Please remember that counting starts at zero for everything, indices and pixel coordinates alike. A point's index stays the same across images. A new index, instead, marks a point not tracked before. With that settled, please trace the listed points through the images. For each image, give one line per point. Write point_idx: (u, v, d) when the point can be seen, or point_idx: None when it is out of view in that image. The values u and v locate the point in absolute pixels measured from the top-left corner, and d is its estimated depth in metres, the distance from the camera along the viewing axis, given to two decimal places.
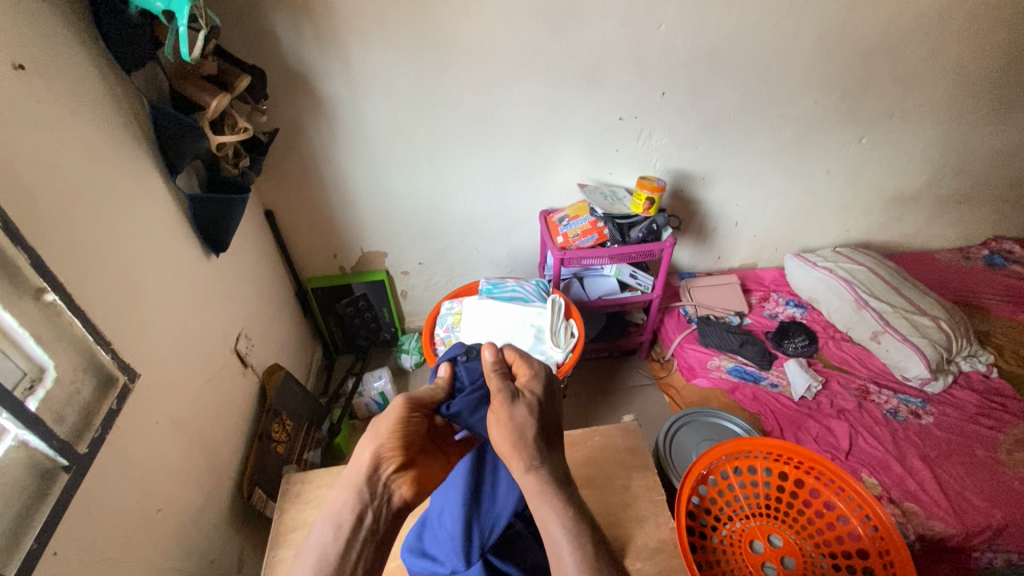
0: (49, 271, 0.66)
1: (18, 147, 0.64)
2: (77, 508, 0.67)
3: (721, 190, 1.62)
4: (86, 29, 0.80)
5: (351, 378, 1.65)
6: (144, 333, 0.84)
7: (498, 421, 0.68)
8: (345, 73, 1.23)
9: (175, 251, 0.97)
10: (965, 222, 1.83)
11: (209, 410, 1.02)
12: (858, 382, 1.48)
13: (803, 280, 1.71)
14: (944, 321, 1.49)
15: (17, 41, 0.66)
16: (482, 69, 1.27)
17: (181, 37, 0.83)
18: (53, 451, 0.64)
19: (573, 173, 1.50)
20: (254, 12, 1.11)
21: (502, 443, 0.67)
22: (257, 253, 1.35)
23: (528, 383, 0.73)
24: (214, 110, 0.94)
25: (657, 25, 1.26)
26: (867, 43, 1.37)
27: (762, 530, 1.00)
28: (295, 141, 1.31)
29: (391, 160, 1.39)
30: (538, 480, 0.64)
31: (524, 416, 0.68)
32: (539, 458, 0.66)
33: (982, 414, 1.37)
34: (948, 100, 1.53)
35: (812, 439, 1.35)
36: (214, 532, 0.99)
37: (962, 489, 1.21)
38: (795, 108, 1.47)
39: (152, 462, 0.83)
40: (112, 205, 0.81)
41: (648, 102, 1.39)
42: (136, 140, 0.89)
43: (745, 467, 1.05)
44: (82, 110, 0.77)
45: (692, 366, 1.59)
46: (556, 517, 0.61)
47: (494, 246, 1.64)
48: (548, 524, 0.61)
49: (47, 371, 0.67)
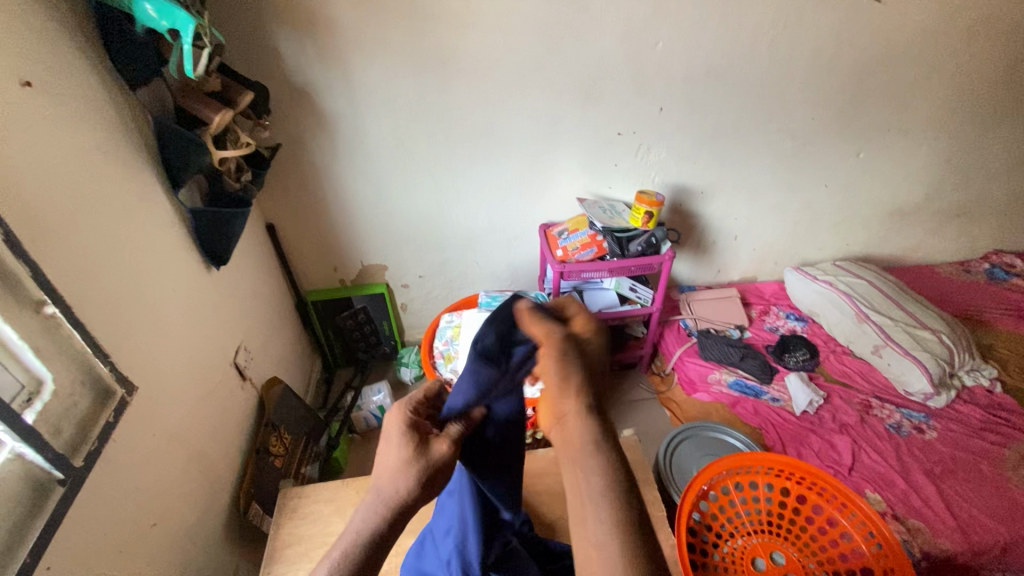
0: (50, 284, 0.66)
1: (24, 163, 0.65)
2: (72, 522, 0.67)
3: (719, 204, 1.63)
4: (94, 47, 0.82)
5: (350, 392, 1.64)
6: (143, 346, 0.85)
7: (550, 366, 0.59)
8: (347, 88, 1.24)
9: (176, 264, 0.98)
10: (965, 236, 1.83)
11: (207, 423, 1.02)
12: (860, 396, 1.47)
13: (803, 294, 1.71)
14: (945, 335, 1.48)
15: (25, 58, 0.68)
16: (483, 85, 1.29)
17: (185, 55, 0.85)
18: (48, 464, 0.64)
19: (573, 187, 1.51)
20: (258, 31, 1.13)
21: (555, 391, 0.58)
22: (258, 266, 1.36)
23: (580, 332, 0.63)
24: (216, 126, 0.96)
25: (654, 43, 1.28)
26: (862, 59, 1.39)
27: (764, 547, 0.99)
28: (297, 155, 1.32)
29: (392, 174, 1.41)
30: (581, 438, 0.55)
31: (567, 371, 0.58)
32: (592, 417, 0.56)
33: (986, 429, 1.36)
34: (944, 115, 1.54)
35: (814, 455, 1.34)
36: (210, 548, 0.98)
37: (967, 506, 1.19)
38: (792, 123, 1.48)
39: (148, 475, 0.83)
40: (114, 219, 0.82)
41: (646, 118, 1.41)
42: (139, 155, 0.90)
43: (746, 483, 1.04)
44: (88, 127, 0.79)
45: (693, 380, 1.58)
46: (596, 485, 0.52)
47: (493, 260, 1.65)
48: (589, 490, 0.52)
49: (45, 384, 0.67)
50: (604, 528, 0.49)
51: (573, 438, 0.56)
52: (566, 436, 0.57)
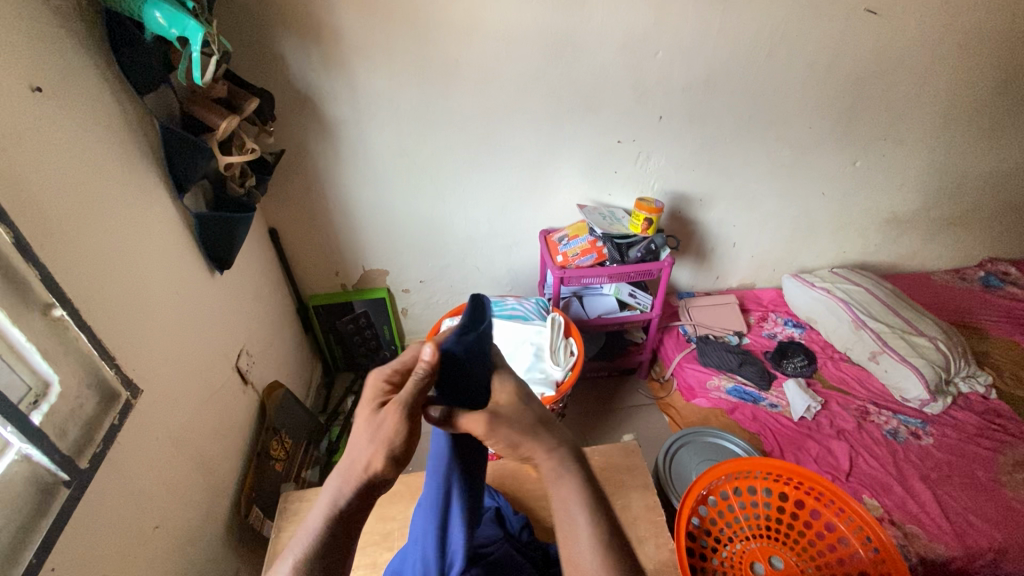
0: (58, 286, 0.67)
1: (34, 167, 0.66)
2: (76, 524, 0.67)
3: (718, 211, 1.64)
4: (102, 54, 0.83)
5: (351, 397, 1.65)
6: (147, 349, 0.85)
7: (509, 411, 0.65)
8: (350, 96, 1.26)
9: (180, 267, 0.99)
10: (961, 244, 1.85)
11: (209, 427, 1.02)
12: (857, 403, 1.48)
13: (801, 300, 1.72)
14: (941, 342, 1.50)
15: (36, 66, 0.69)
16: (485, 93, 1.31)
17: (193, 63, 0.86)
18: (54, 466, 0.64)
19: (574, 194, 1.53)
20: (264, 39, 1.14)
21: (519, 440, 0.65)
22: (261, 271, 1.37)
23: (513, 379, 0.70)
24: (223, 131, 0.97)
25: (654, 52, 1.30)
26: (858, 69, 1.41)
27: (763, 551, 1.00)
28: (300, 161, 1.33)
29: (394, 180, 1.42)
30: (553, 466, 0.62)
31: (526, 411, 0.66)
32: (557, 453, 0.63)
33: (982, 435, 1.37)
34: (939, 124, 1.56)
35: (812, 460, 1.35)
36: (210, 551, 0.98)
37: (963, 511, 1.20)
38: (789, 132, 1.50)
39: (151, 478, 0.83)
40: (121, 222, 0.83)
41: (646, 126, 1.42)
42: (146, 160, 0.91)
43: (745, 488, 1.05)
44: (96, 132, 0.80)
45: (692, 386, 1.60)
46: (572, 495, 0.60)
47: (494, 265, 1.66)
48: (568, 507, 0.59)
49: (52, 386, 0.68)
50: (587, 534, 0.57)
51: (549, 479, 0.62)
52: (538, 471, 0.63)
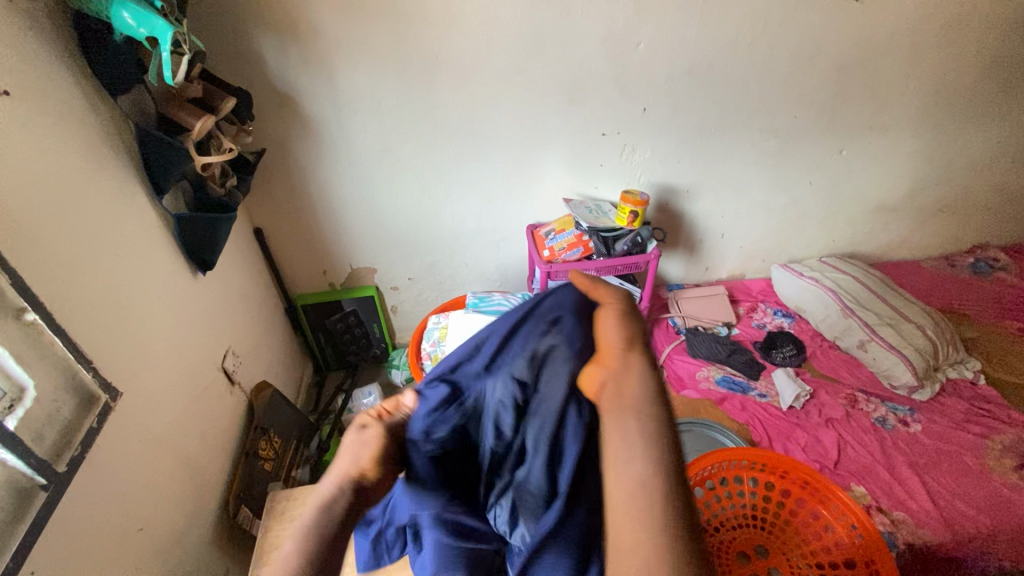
0: (30, 290, 0.67)
1: (6, 172, 0.66)
2: (55, 527, 0.67)
3: (705, 202, 1.64)
4: (72, 55, 0.82)
5: (341, 395, 1.64)
6: (130, 352, 0.86)
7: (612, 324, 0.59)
8: (330, 92, 1.25)
9: (161, 268, 0.99)
10: (949, 231, 1.85)
11: (194, 427, 1.03)
12: (846, 391, 1.48)
13: (790, 289, 1.74)
14: (929, 329, 1.52)
15: (4, 68, 0.69)
16: (467, 87, 1.30)
17: (164, 63, 0.86)
18: (31, 470, 0.64)
19: (559, 188, 1.53)
20: (241, 36, 1.14)
21: (618, 347, 0.57)
22: (246, 270, 1.37)
23: (617, 289, 0.63)
24: (198, 131, 0.96)
25: (637, 43, 1.29)
26: (844, 57, 1.41)
27: (748, 540, 1.02)
28: (282, 160, 1.33)
29: (379, 177, 1.41)
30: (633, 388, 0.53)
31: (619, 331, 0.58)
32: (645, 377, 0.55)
33: (970, 421, 1.37)
34: (926, 111, 1.56)
35: (801, 448, 1.34)
36: (198, 552, 0.99)
37: (949, 496, 1.21)
38: (774, 122, 1.50)
39: (134, 480, 0.84)
40: (96, 224, 0.83)
41: (630, 118, 1.42)
42: (120, 161, 0.90)
43: (731, 478, 1.06)
44: (68, 134, 0.79)
45: (682, 377, 1.56)
46: (639, 443, 0.49)
47: (483, 261, 1.66)
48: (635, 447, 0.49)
49: (27, 391, 0.67)
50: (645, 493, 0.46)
51: (629, 392, 0.53)
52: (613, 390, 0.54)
